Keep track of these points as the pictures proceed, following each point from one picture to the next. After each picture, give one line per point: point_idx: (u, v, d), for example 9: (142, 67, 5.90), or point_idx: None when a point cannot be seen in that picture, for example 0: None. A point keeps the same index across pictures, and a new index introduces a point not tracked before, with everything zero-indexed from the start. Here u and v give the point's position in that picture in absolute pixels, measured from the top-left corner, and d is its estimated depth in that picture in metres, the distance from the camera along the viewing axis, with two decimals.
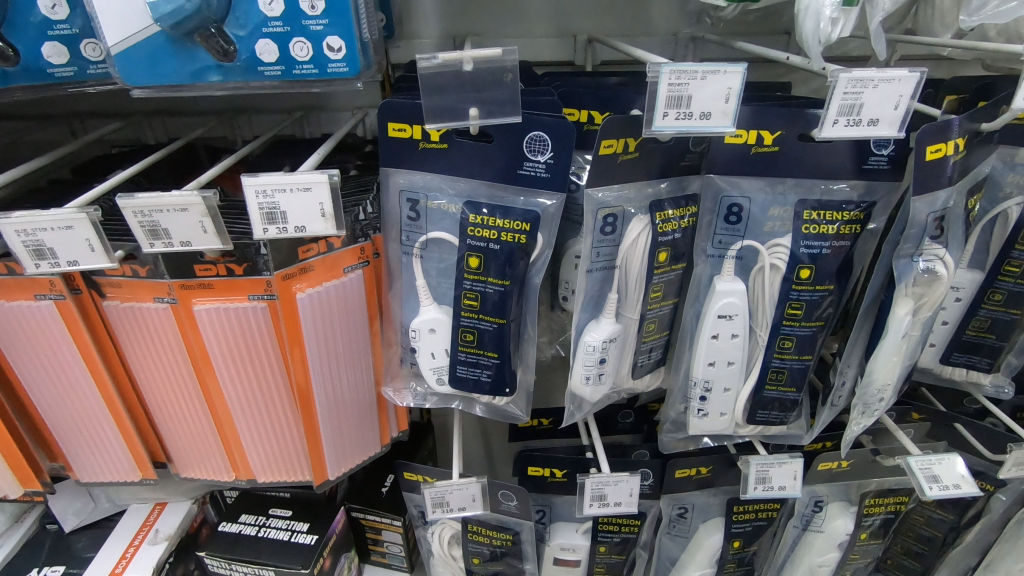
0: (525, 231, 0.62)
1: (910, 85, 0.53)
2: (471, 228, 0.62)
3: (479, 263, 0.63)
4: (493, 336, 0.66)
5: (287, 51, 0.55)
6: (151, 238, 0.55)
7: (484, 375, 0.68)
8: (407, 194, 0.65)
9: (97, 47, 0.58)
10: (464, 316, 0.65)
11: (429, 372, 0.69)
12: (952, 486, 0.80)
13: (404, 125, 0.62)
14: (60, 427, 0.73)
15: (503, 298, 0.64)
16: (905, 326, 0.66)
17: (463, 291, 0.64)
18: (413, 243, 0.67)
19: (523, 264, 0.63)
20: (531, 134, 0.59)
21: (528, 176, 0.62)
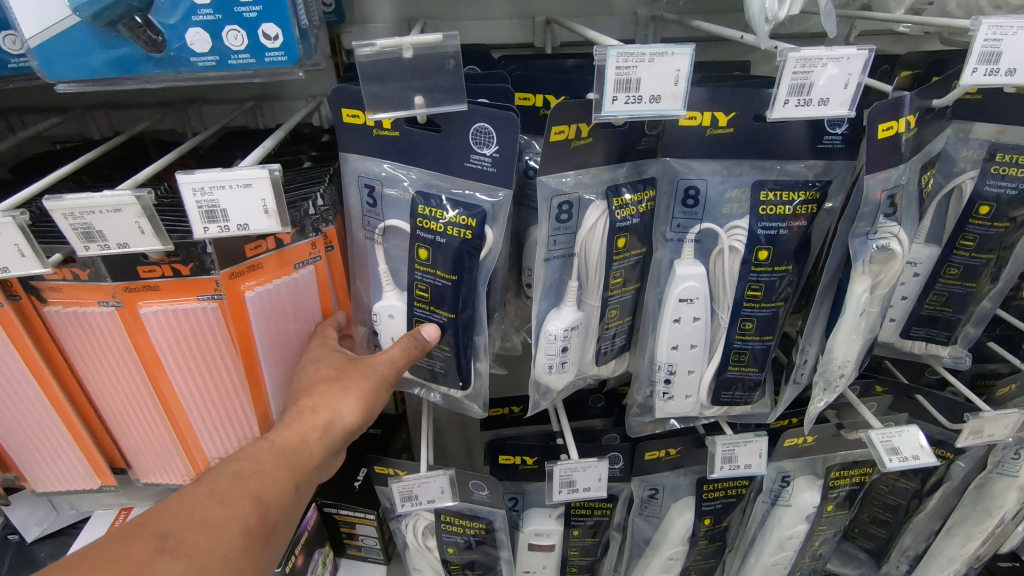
0: (475, 227, 0.59)
1: (859, 63, 0.53)
2: (418, 219, 0.61)
3: (429, 255, 0.61)
4: (444, 328, 0.65)
5: (220, 40, 0.52)
6: (86, 241, 0.53)
7: (435, 365, 0.68)
8: (367, 180, 0.64)
9: (16, 40, 0.54)
10: (417, 307, 0.65)
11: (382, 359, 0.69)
12: (910, 457, 0.83)
13: (356, 113, 0.60)
14: (8, 437, 0.71)
15: (452, 292, 0.62)
16: (862, 303, 0.67)
17: (415, 282, 0.63)
18: (374, 229, 0.66)
19: (471, 259, 0.60)
20: (477, 124, 0.57)
21: (475, 169, 0.60)
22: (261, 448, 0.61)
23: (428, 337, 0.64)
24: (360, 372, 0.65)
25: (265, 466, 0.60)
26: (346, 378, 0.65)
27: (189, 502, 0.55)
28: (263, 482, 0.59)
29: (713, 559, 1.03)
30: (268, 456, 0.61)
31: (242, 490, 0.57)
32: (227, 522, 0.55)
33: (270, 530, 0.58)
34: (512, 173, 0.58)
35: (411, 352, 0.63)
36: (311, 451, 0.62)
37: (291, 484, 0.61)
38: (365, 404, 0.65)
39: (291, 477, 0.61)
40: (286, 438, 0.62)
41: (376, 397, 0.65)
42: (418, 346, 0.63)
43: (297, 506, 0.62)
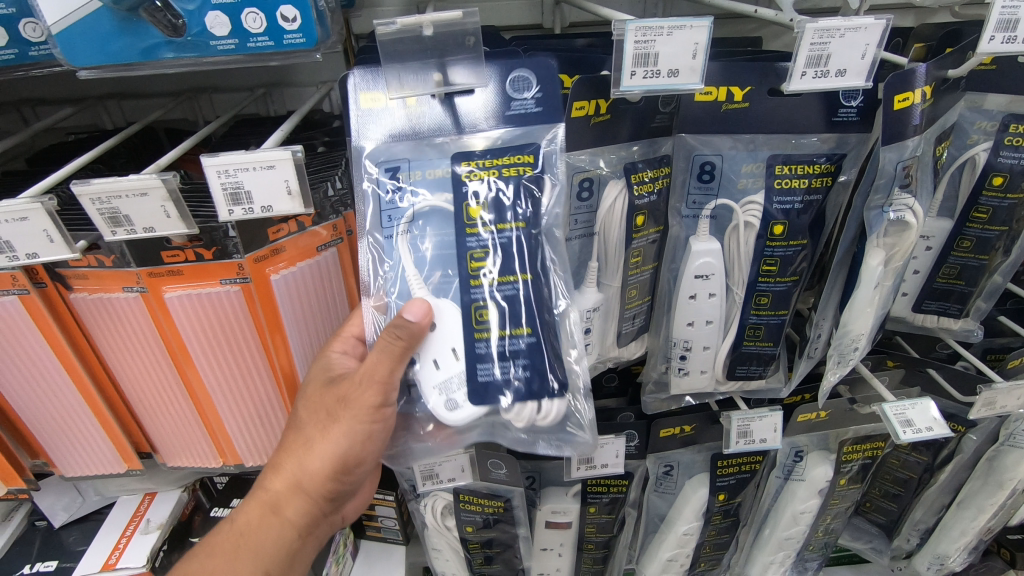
0: (531, 165, 0.60)
1: (877, 33, 0.53)
2: (466, 176, 0.60)
3: (479, 210, 0.60)
4: (512, 300, 0.60)
5: (239, 22, 0.52)
6: (113, 226, 0.53)
7: (515, 376, 0.60)
8: (385, 166, 0.60)
9: (37, 27, 0.55)
10: (474, 288, 0.60)
11: (432, 389, 0.60)
12: (924, 429, 0.83)
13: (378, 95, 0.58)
14: (36, 423, 0.72)
15: (516, 247, 0.60)
16: (877, 275, 0.68)
17: (468, 250, 0.60)
18: (396, 222, 0.61)
19: (531, 200, 0.61)
20: (513, 72, 0.58)
21: (518, 115, 0.59)
22: (224, 534, 0.72)
23: (412, 318, 0.57)
24: (326, 420, 0.67)
25: (221, 558, 0.70)
26: (309, 435, 0.69)
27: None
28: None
29: (727, 534, 1.05)
30: (229, 544, 0.71)
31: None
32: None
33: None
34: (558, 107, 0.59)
35: (397, 353, 0.60)
36: (275, 526, 0.72)
37: (259, 566, 0.71)
38: (333, 456, 0.69)
39: (255, 558, 0.71)
40: (246, 520, 0.72)
41: (342, 448, 0.68)
42: (405, 338, 0.58)
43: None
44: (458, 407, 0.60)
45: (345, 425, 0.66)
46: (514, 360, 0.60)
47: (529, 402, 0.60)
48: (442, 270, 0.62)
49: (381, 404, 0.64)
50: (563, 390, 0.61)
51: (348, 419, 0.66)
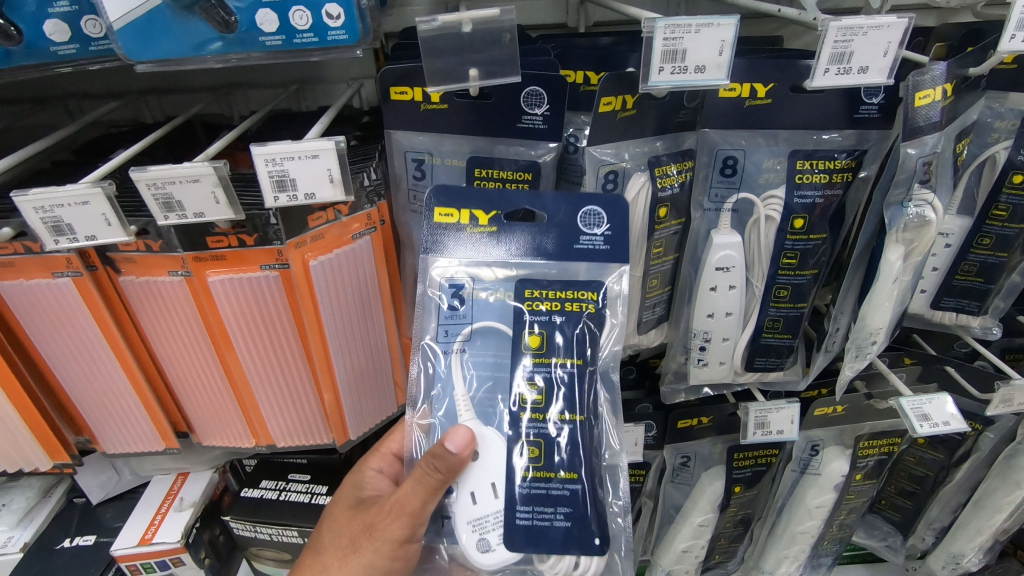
0: (592, 299, 0.63)
1: (899, 31, 0.55)
2: (528, 305, 0.63)
3: (539, 341, 0.63)
4: (563, 446, 0.62)
5: (287, 20, 0.55)
6: (165, 211, 0.57)
7: (558, 521, 0.61)
8: (445, 280, 0.64)
9: (98, 23, 0.58)
10: (525, 420, 0.62)
11: (467, 525, 0.60)
12: (941, 423, 0.84)
13: (453, 211, 0.64)
14: (83, 399, 0.76)
15: (569, 384, 0.63)
16: (896, 270, 0.69)
17: (523, 381, 0.63)
18: (452, 338, 0.65)
19: (590, 337, 0.63)
20: (586, 208, 0.63)
21: (587, 249, 0.64)
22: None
23: (453, 447, 0.58)
24: (347, 551, 0.69)
25: None
26: (328, 571, 0.70)
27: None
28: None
29: (742, 527, 1.06)
30: None
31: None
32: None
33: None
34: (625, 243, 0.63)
35: (429, 487, 0.61)
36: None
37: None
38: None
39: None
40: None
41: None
42: (444, 467, 0.59)
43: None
44: (491, 548, 0.60)
45: (365, 557, 0.68)
46: (556, 508, 0.61)
47: (566, 554, 0.61)
48: (489, 398, 0.64)
49: (405, 539, 0.65)
50: (606, 546, 0.61)
51: (370, 551, 0.67)
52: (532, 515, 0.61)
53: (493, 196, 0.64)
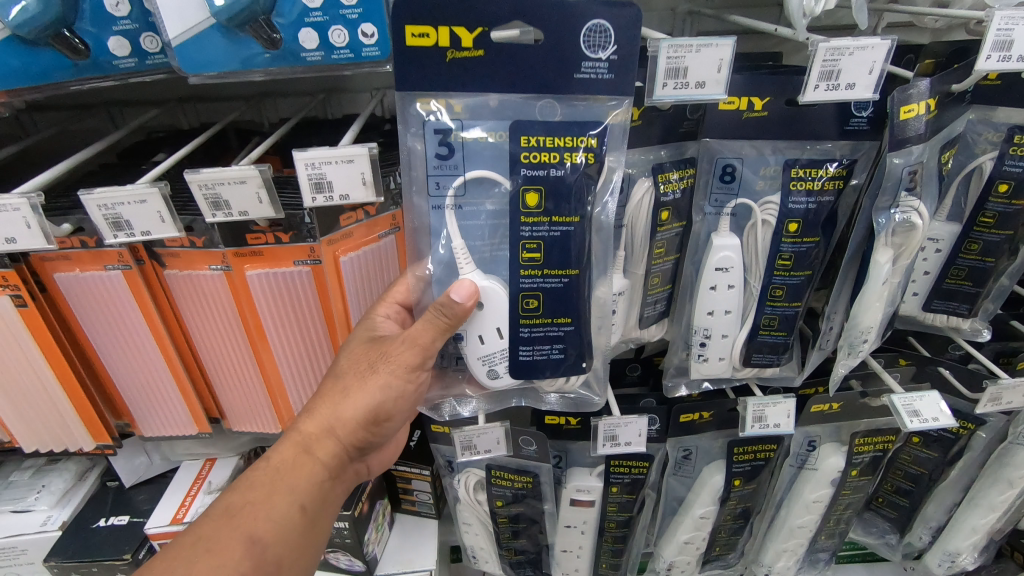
0: (587, 147, 0.64)
1: (883, 51, 0.60)
2: (524, 156, 0.63)
3: (536, 199, 0.64)
4: (556, 294, 0.68)
5: (326, 38, 0.61)
6: (213, 209, 0.63)
7: (553, 353, 0.70)
8: (434, 126, 0.63)
9: (155, 40, 0.64)
10: (523, 276, 0.67)
11: (477, 361, 0.70)
12: (931, 419, 0.89)
13: (429, 29, 0.58)
14: (125, 384, 0.81)
15: (566, 237, 0.66)
16: (885, 271, 0.74)
17: (522, 241, 0.66)
18: (444, 190, 0.66)
19: (588, 186, 0.65)
20: (591, 24, 0.59)
21: (588, 79, 0.61)
22: (260, 473, 0.71)
23: (457, 299, 0.63)
24: (365, 371, 0.71)
25: (256, 497, 0.70)
26: (347, 384, 0.72)
27: (179, 558, 0.65)
28: (257, 516, 0.69)
29: (742, 520, 1.10)
30: (260, 487, 0.70)
31: (234, 532, 0.67)
32: (218, 569, 0.65)
33: (270, 561, 0.68)
34: (630, 74, 0.62)
35: (440, 326, 0.65)
36: (305, 467, 0.72)
37: (293, 504, 0.71)
38: (367, 407, 0.72)
39: (288, 498, 0.71)
40: (280, 460, 0.72)
41: (377, 400, 0.71)
42: (449, 319, 0.64)
43: (308, 521, 0.72)
44: (499, 376, 0.71)
45: (382, 378, 0.70)
46: (552, 344, 0.70)
47: (561, 377, 0.72)
48: (485, 244, 0.68)
49: (418, 364, 0.69)
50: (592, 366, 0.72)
51: (386, 371, 0.70)
52: (531, 351, 0.70)
53: (476, 9, 0.58)
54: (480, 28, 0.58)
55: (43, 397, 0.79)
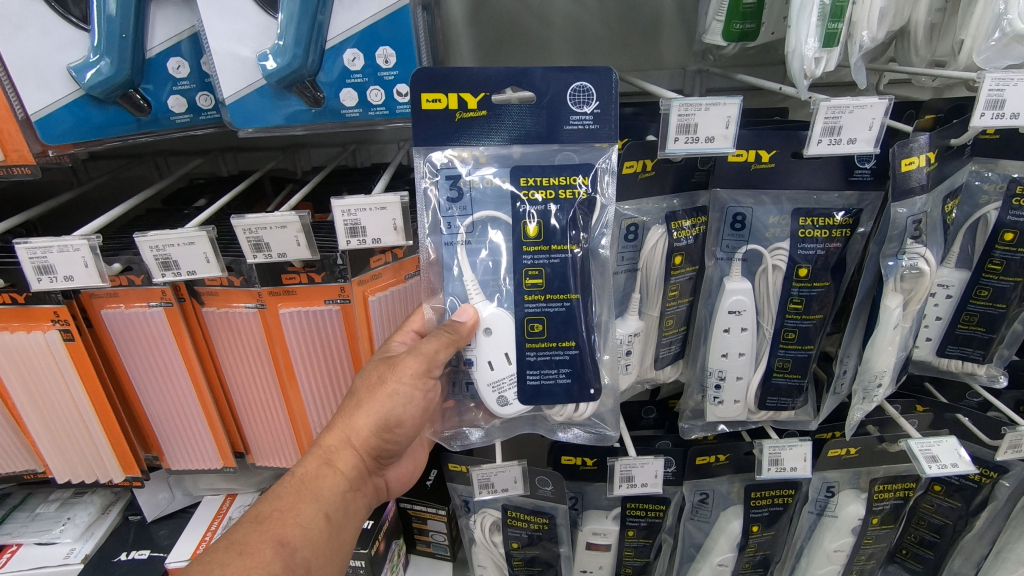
0: (583, 184, 0.67)
1: (881, 109, 0.64)
2: (523, 194, 0.67)
3: (537, 231, 0.67)
4: (561, 318, 0.69)
5: (364, 97, 0.67)
6: (255, 251, 0.67)
7: (560, 377, 0.70)
8: (445, 173, 0.68)
9: (209, 98, 0.71)
10: (529, 302, 0.69)
11: (487, 388, 0.70)
12: (950, 465, 0.88)
13: (439, 96, 0.64)
14: (156, 416, 0.84)
15: (564, 266, 0.68)
16: (896, 316, 0.76)
17: (525, 268, 0.68)
18: (456, 230, 0.69)
19: (580, 221, 0.68)
20: (577, 85, 0.64)
21: (577, 130, 0.66)
22: (285, 485, 0.71)
23: (461, 320, 0.68)
24: (376, 382, 0.72)
25: (284, 504, 0.69)
26: (359, 396, 0.73)
27: (212, 562, 0.63)
28: (285, 523, 0.68)
29: (761, 569, 1.08)
30: (288, 494, 0.70)
31: (263, 537, 0.66)
32: (250, 572, 0.63)
33: (301, 566, 0.67)
34: (614, 120, 0.66)
35: (446, 339, 0.67)
36: (329, 478, 0.72)
37: (319, 512, 0.71)
38: (378, 416, 0.72)
39: (315, 507, 0.71)
40: (304, 471, 0.72)
41: (387, 408, 0.72)
42: (451, 332, 0.67)
43: (334, 531, 0.72)
44: (509, 403, 0.71)
45: (392, 386, 0.71)
46: (558, 368, 0.70)
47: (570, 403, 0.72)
48: (492, 276, 0.70)
49: (424, 371, 0.70)
50: (599, 394, 0.72)
51: (394, 380, 0.71)
52: (539, 375, 0.71)
53: (478, 77, 0.64)
54: (483, 92, 0.64)
55: (80, 427, 0.82)
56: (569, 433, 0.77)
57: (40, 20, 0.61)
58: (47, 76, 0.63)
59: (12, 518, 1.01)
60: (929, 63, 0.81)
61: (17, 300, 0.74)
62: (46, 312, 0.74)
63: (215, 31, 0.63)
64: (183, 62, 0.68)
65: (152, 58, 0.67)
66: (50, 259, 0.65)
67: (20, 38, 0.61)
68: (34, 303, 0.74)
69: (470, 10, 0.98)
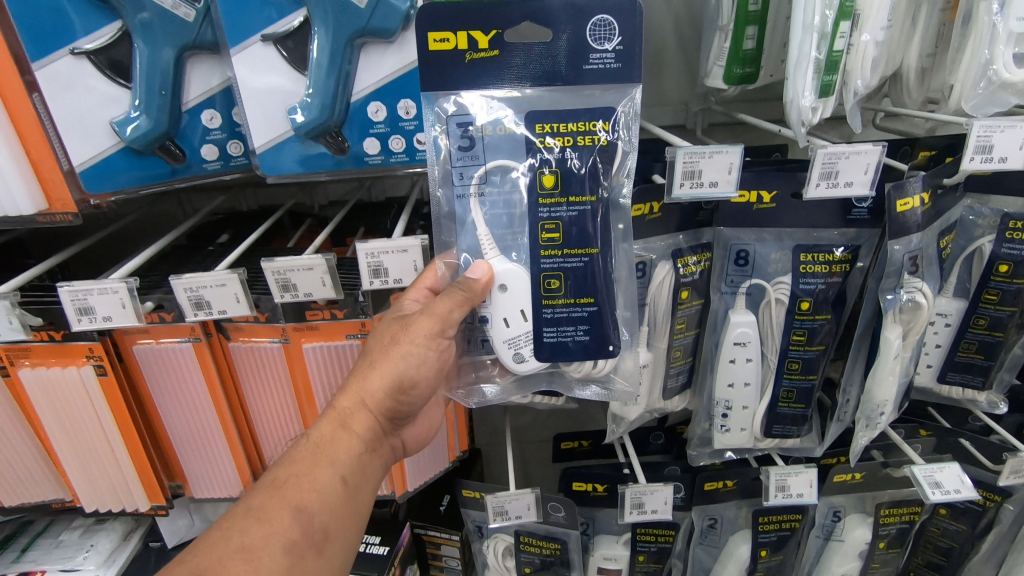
0: (604, 130, 0.66)
1: (875, 155, 0.67)
2: (538, 143, 0.66)
3: (554, 180, 0.67)
4: (578, 275, 0.69)
5: (386, 145, 0.72)
6: (282, 291, 0.71)
7: (577, 335, 0.70)
8: (456, 120, 0.66)
9: (239, 146, 0.75)
10: (545, 259, 0.69)
11: (504, 345, 0.71)
12: (952, 491, 0.90)
13: (448, 35, 0.63)
14: (183, 445, 0.87)
15: (583, 218, 0.68)
16: (896, 347, 0.78)
17: (543, 221, 0.68)
18: (468, 179, 0.68)
19: (601, 171, 0.67)
20: (596, 19, 0.62)
21: (598, 69, 0.64)
22: (300, 449, 0.69)
23: (474, 277, 0.67)
24: (388, 342, 0.71)
25: (301, 469, 0.67)
26: (372, 357, 0.71)
27: (232, 528, 0.62)
28: (302, 489, 0.66)
29: None
30: (304, 459, 0.68)
31: (280, 503, 0.64)
32: (269, 539, 0.62)
33: (318, 531, 0.65)
34: (638, 60, 0.64)
35: (461, 297, 0.67)
36: (345, 441, 0.70)
37: (336, 477, 0.68)
38: (392, 376, 0.70)
39: (331, 471, 0.68)
40: (319, 435, 0.70)
41: (400, 370, 0.70)
42: (466, 290, 0.67)
43: (351, 495, 0.69)
44: (525, 359, 0.71)
45: (404, 347, 0.70)
46: (575, 325, 0.70)
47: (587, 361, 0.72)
48: (507, 230, 0.69)
49: (438, 332, 0.69)
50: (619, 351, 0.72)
51: (407, 341, 0.70)
52: (557, 332, 0.70)
53: (489, 15, 0.62)
54: (495, 30, 0.63)
55: (108, 456, 0.85)
56: (587, 391, 0.76)
57: (86, 78, 0.65)
58: (92, 131, 0.67)
59: (36, 545, 1.04)
60: (921, 101, 0.85)
61: (54, 337, 0.77)
62: (82, 348, 0.78)
63: (247, 87, 0.67)
64: (216, 113, 0.72)
65: (187, 110, 0.71)
66: (90, 300, 0.69)
67: (68, 96, 0.65)
68: (70, 340, 0.77)
69: None
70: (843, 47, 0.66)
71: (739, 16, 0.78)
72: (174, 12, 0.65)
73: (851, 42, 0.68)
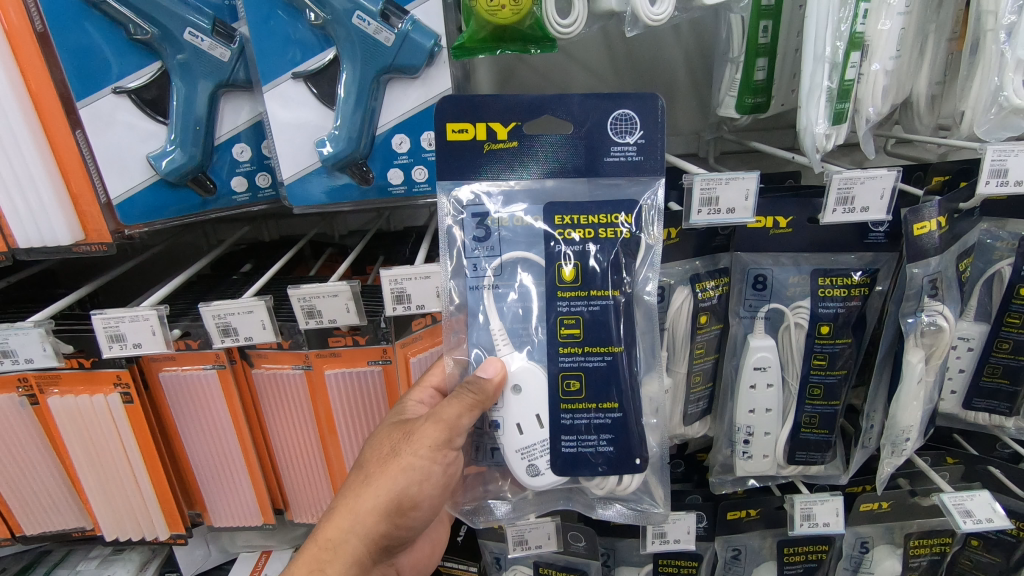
0: (626, 222, 0.67)
1: (890, 180, 0.68)
2: (558, 235, 0.67)
3: (572, 274, 0.67)
4: (601, 372, 0.68)
5: (409, 175, 0.74)
6: (307, 317, 0.73)
7: (600, 446, 0.68)
8: (472, 211, 0.67)
9: (267, 178, 0.78)
10: (564, 356, 0.68)
11: (516, 454, 0.69)
12: (984, 520, 0.88)
13: (467, 126, 0.65)
14: (204, 472, 0.88)
15: (606, 312, 0.67)
16: (919, 371, 0.78)
17: (561, 316, 0.67)
18: (482, 274, 0.68)
19: (623, 263, 0.67)
20: (618, 112, 0.64)
21: (619, 161, 0.66)
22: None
23: (486, 376, 0.66)
24: (388, 455, 0.70)
25: None
26: (369, 471, 0.70)
27: None
28: None
29: None
30: None
31: None
32: None
33: None
34: (659, 150, 0.65)
35: (469, 401, 0.66)
36: None
37: None
38: (390, 493, 0.69)
39: None
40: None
41: (401, 487, 0.69)
42: (476, 394, 0.66)
43: None
44: (540, 473, 0.69)
45: (406, 460, 0.69)
46: (598, 434, 0.68)
47: (611, 474, 0.69)
48: (523, 325, 0.69)
49: (445, 443, 0.68)
50: (645, 464, 0.69)
51: (410, 453, 0.69)
52: (575, 441, 0.68)
53: (507, 109, 0.64)
54: (513, 122, 0.65)
55: (130, 483, 0.86)
56: (611, 510, 0.74)
57: (126, 115, 0.69)
58: (128, 164, 0.70)
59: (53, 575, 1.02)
60: (933, 127, 0.86)
61: (84, 364, 0.79)
62: (110, 375, 0.79)
63: (275, 122, 0.70)
64: (245, 147, 0.75)
65: (219, 144, 0.74)
66: (122, 328, 0.71)
67: (109, 133, 0.68)
68: (99, 367, 0.79)
69: (499, 81, 1.01)
70: (854, 76, 0.68)
71: (750, 49, 0.80)
72: (209, 52, 0.68)
73: (862, 70, 0.70)
